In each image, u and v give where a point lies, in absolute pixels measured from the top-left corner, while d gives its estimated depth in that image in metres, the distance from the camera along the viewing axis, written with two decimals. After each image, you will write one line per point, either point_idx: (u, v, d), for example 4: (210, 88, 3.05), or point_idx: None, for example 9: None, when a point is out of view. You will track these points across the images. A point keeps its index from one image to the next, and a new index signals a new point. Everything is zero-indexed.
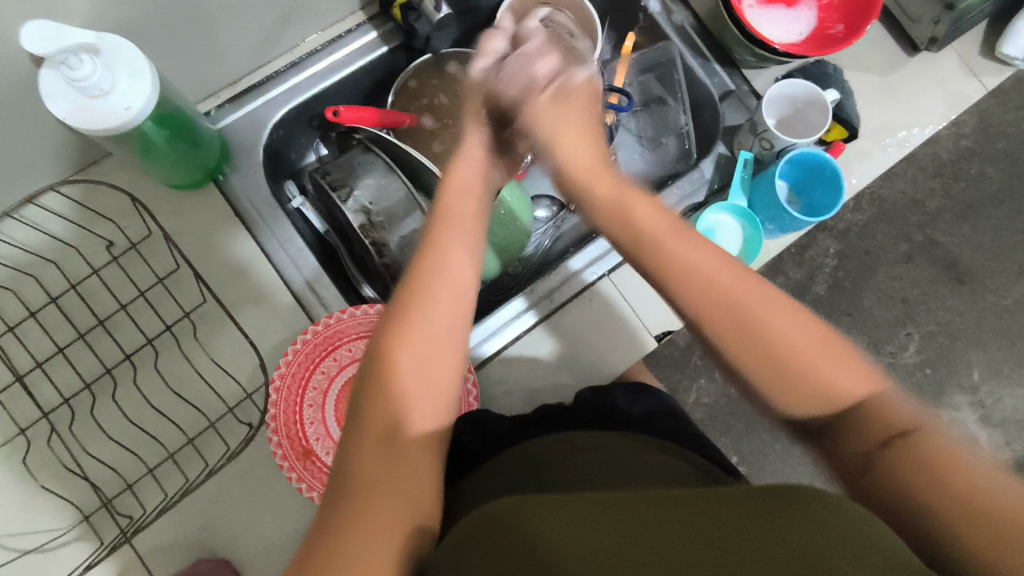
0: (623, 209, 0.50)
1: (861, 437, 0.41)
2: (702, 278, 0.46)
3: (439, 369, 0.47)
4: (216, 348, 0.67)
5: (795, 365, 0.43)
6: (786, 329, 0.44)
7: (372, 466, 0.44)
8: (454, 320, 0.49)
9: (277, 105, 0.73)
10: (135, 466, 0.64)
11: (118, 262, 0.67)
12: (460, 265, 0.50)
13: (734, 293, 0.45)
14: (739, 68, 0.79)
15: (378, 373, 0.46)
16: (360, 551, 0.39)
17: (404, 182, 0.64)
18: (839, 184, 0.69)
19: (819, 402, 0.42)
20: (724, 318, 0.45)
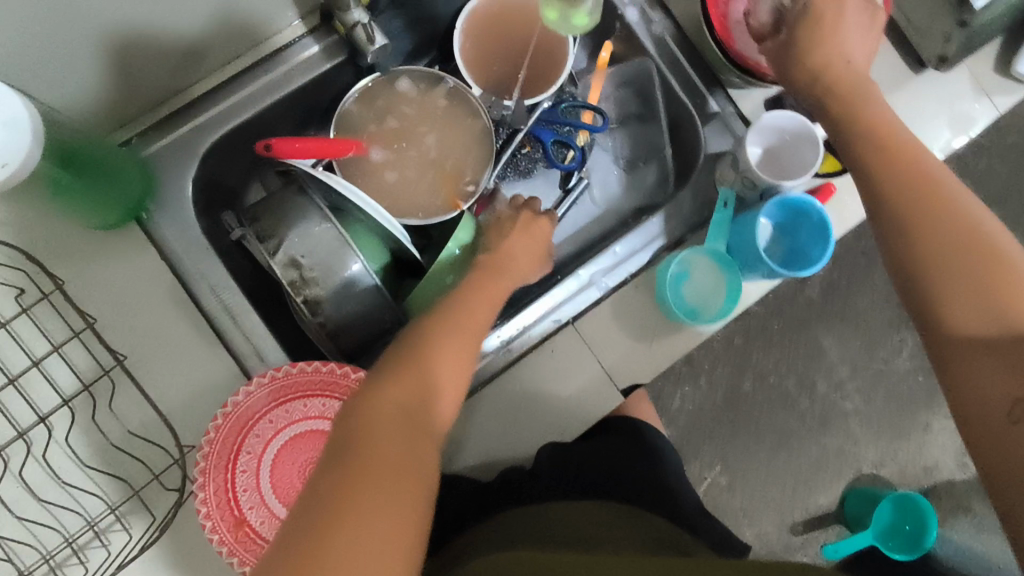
0: (894, 148, 0.54)
1: (1016, 380, 0.46)
2: (920, 188, 0.52)
3: (460, 363, 0.54)
4: (136, 411, 0.60)
5: (970, 264, 0.49)
6: (1006, 274, 0.49)
7: (386, 422, 0.47)
8: (473, 328, 0.56)
9: (206, 131, 0.65)
10: (54, 540, 0.58)
11: (27, 313, 0.59)
12: (476, 309, 0.58)
13: (958, 223, 0.50)
14: (723, 87, 0.71)
15: (415, 347, 0.53)
16: (360, 492, 0.42)
17: (339, 229, 0.58)
18: (828, 233, 0.62)
19: (990, 319, 0.48)
20: (938, 205, 0.51)
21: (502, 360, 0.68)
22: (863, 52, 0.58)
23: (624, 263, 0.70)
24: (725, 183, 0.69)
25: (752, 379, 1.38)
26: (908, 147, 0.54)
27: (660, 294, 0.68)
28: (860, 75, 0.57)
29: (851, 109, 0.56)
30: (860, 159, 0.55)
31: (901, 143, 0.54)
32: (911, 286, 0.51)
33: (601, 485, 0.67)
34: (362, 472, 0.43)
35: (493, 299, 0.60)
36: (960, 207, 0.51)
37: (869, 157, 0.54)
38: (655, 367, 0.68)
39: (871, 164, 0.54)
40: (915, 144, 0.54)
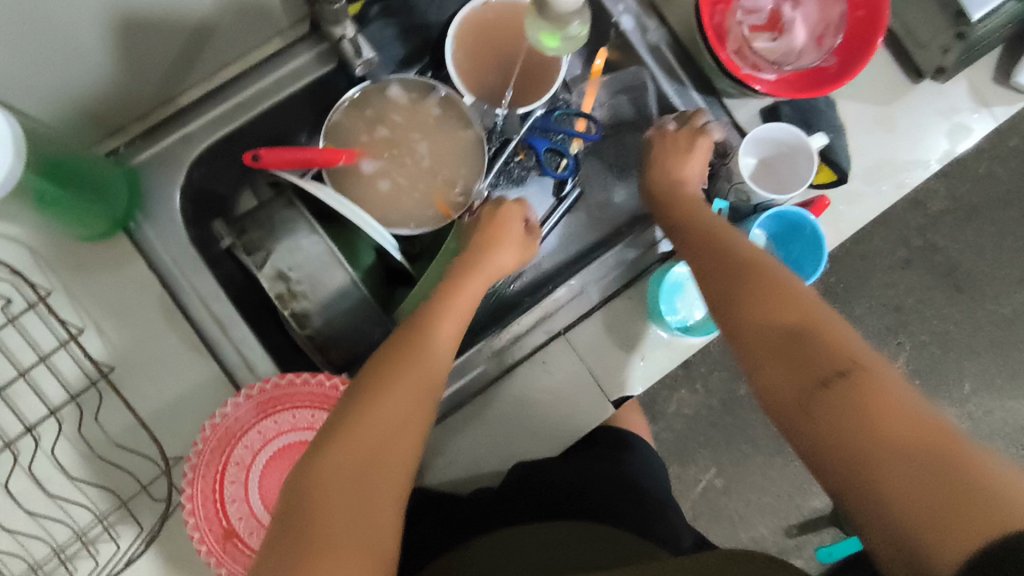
0: (709, 245, 0.57)
1: (801, 369, 0.45)
2: (704, 230, 0.59)
3: (427, 388, 0.53)
4: (123, 423, 0.60)
5: (758, 286, 0.51)
6: (805, 307, 0.48)
7: (340, 476, 0.47)
8: (442, 353, 0.55)
9: (194, 140, 0.65)
10: (41, 548, 0.58)
11: (14, 322, 0.59)
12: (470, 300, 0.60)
13: (796, 300, 0.49)
14: (719, 98, 0.70)
15: (376, 384, 0.52)
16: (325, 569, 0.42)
17: (328, 242, 0.57)
18: (821, 248, 0.62)
19: (777, 318, 0.48)
20: (714, 264, 0.55)
21: (491, 371, 0.68)
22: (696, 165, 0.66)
23: (615, 274, 0.69)
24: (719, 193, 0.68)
25: (749, 385, 1.37)
26: (702, 206, 0.63)
27: (651, 305, 0.67)
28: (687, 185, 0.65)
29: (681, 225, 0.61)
30: (676, 232, 0.61)
31: (731, 243, 0.56)
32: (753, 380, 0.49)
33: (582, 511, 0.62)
34: (320, 549, 0.43)
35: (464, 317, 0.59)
36: (732, 246, 0.56)
37: (684, 226, 0.61)
38: (647, 379, 0.68)
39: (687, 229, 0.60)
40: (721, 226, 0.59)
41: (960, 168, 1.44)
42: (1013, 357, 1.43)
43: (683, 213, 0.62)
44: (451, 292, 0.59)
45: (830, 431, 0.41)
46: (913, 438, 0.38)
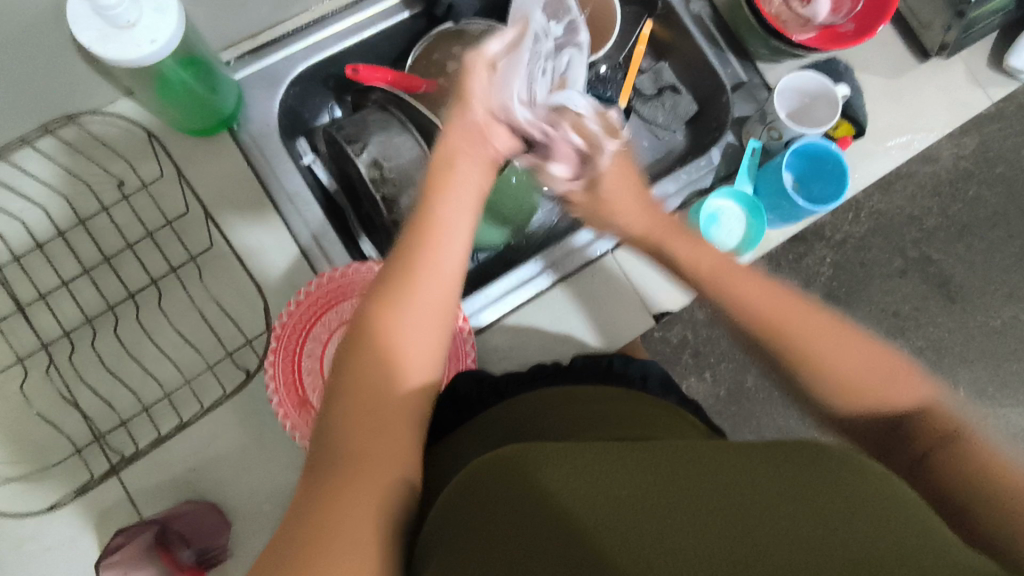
0: (710, 280, 0.57)
1: (901, 450, 0.51)
2: (819, 339, 0.52)
3: (438, 317, 0.50)
4: (219, 294, 0.67)
5: (794, 330, 0.53)
6: (856, 366, 0.51)
7: (354, 435, 0.46)
8: (447, 276, 0.50)
9: (296, 60, 0.73)
10: (131, 404, 0.64)
11: (127, 200, 0.67)
12: (447, 260, 0.50)
13: (816, 344, 0.52)
14: (752, 60, 0.81)
15: (369, 332, 0.48)
16: (335, 543, 0.40)
17: (418, 140, 0.66)
18: (845, 176, 0.71)
19: (876, 408, 0.51)
20: (814, 333, 0.53)
21: (542, 283, 0.74)
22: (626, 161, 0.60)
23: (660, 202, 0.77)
24: (753, 137, 0.77)
25: (756, 376, 1.39)
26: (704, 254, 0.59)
27: None
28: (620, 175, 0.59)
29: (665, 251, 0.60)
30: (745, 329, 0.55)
31: (707, 267, 0.58)
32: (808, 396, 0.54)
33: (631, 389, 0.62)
34: (329, 505, 0.42)
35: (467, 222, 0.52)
36: (823, 357, 0.52)
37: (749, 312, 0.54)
38: (686, 296, 0.75)
39: (775, 351, 0.53)
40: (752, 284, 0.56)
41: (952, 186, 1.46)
42: (1001, 368, 1.46)
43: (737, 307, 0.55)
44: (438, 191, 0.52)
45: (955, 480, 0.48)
46: None
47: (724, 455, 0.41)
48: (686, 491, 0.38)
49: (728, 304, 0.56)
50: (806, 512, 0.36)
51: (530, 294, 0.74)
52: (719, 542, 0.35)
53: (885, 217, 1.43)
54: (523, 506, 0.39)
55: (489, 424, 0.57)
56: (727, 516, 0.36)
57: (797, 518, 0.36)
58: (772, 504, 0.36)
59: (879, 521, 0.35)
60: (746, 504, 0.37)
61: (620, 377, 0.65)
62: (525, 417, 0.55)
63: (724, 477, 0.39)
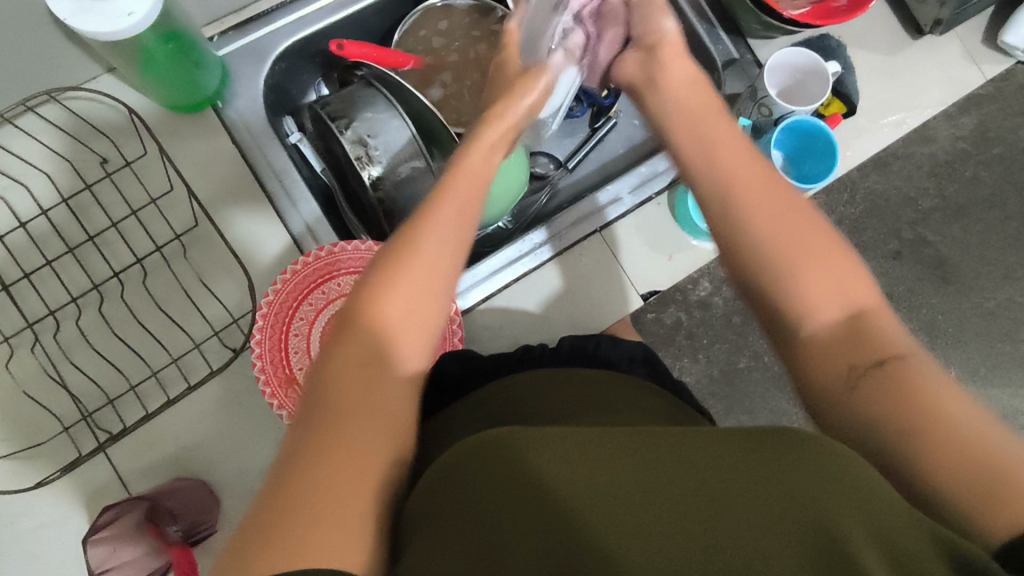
0: (702, 163, 0.52)
1: (850, 352, 0.43)
2: (786, 241, 0.47)
3: (432, 291, 0.49)
4: (206, 273, 0.67)
5: (753, 184, 0.49)
6: (798, 244, 0.46)
7: (343, 404, 0.43)
8: (446, 248, 0.50)
9: (281, 36, 0.72)
10: (119, 383, 0.64)
11: (111, 178, 0.67)
12: (446, 232, 0.50)
13: (756, 214, 0.48)
14: (743, 37, 0.80)
15: (365, 308, 0.47)
16: (312, 517, 0.38)
17: (404, 117, 0.65)
18: (834, 152, 0.71)
19: (828, 303, 0.45)
20: (796, 248, 0.46)
21: (531, 263, 0.73)
22: (680, 72, 0.59)
23: (649, 181, 0.76)
24: (743, 115, 0.77)
25: (749, 357, 1.39)
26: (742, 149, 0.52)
27: (679, 210, 0.75)
28: (683, 95, 0.58)
29: (679, 145, 0.55)
30: (743, 236, 0.48)
31: (719, 155, 0.52)
32: (740, 281, 0.49)
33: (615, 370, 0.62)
34: (302, 482, 0.39)
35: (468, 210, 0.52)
36: (793, 277, 0.46)
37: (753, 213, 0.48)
38: (673, 276, 0.76)
39: (724, 225, 0.49)
40: (745, 151, 0.52)
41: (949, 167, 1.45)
42: (993, 349, 1.46)
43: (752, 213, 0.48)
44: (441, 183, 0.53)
45: (879, 418, 0.40)
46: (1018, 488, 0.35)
47: (702, 437, 0.41)
48: (667, 476, 0.38)
49: (736, 228, 0.49)
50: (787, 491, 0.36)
51: (517, 274, 0.73)
52: (702, 534, 0.36)
53: (880, 197, 1.42)
54: (509, 499, 0.39)
55: (476, 406, 0.57)
56: (710, 507, 0.36)
57: (780, 503, 0.36)
58: (749, 493, 0.36)
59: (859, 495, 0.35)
60: (727, 491, 0.37)
61: (606, 357, 0.65)
62: (511, 400, 0.55)
63: (704, 463, 0.38)
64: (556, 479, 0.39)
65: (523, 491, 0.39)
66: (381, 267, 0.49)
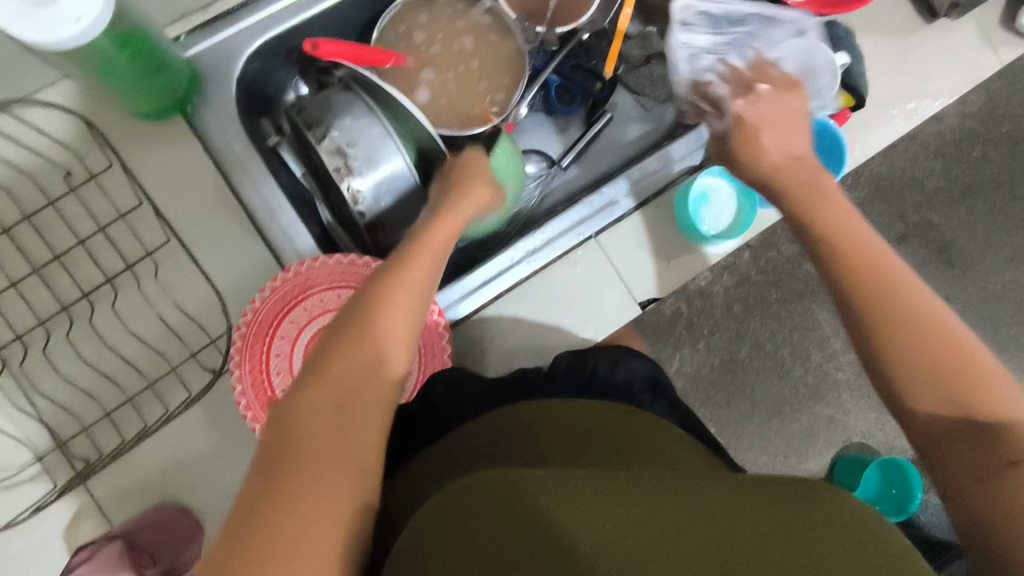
0: (828, 233, 0.54)
1: (977, 456, 0.44)
2: (935, 364, 0.46)
3: (416, 305, 0.52)
4: (179, 291, 0.63)
5: (885, 273, 0.50)
6: (936, 342, 0.46)
7: (319, 422, 0.43)
8: (427, 268, 0.53)
9: (252, 34, 0.67)
10: (92, 410, 0.61)
11: (75, 193, 0.63)
12: (430, 250, 0.54)
13: (894, 295, 0.49)
14: (746, 25, 0.75)
15: (359, 320, 0.49)
16: (292, 533, 0.36)
17: (385, 123, 0.61)
18: (841, 152, 0.67)
19: (945, 399, 0.45)
20: (934, 340, 0.47)
21: (525, 271, 0.70)
22: (782, 153, 0.60)
23: (646, 182, 0.73)
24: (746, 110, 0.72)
25: (750, 347, 1.32)
26: (853, 234, 0.53)
27: (680, 214, 0.71)
28: (792, 175, 0.59)
29: (789, 201, 0.57)
30: (867, 339, 0.49)
31: (841, 223, 0.54)
32: (877, 366, 0.48)
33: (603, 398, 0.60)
34: (283, 495, 0.37)
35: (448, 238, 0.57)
36: (909, 352, 0.47)
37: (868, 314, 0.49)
38: (672, 283, 0.72)
39: (855, 295, 0.50)
40: (854, 227, 0.54)
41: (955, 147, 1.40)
42: (993, 333, 1.44)
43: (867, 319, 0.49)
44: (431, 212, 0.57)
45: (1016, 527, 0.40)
46: None
47: (714, 492, 0.40)
48: (688, 525, 0.37)
49: (868, 303, 0.49)
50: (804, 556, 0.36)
51: (510, 283, 0.70)
52: None
53: (885, 179, 1.37)
54: (520, 532, 0.37)
55: (468, 440, 0.55)
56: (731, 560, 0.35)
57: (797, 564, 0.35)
58: (768, 550, 0.36)
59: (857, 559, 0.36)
60: (746, 545, 0.36)
61: (606, 380, 0.62)
62: (506, 433, 0.54)
63: (721, 515, 0.38)
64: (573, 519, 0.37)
65: (538, 528, 0.37)
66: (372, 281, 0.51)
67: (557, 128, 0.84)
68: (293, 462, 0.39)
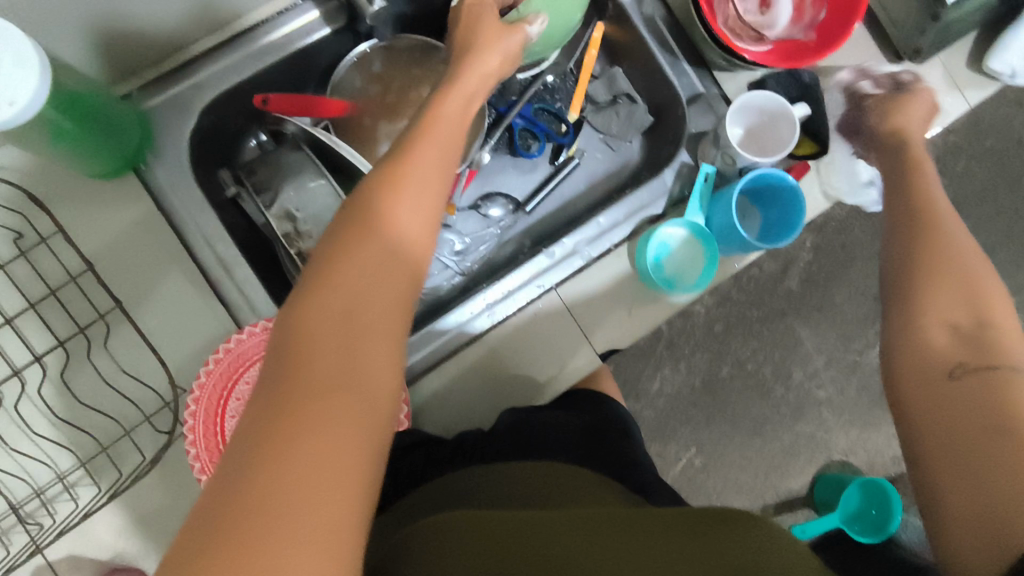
0: (941, 255, 0.58)
1: (970, 422, 0.48)
2: (966, 295, 0.56)
3: (427, 207, 0.46)
4: (132, 354, 0.63)
5: (956, 264, 0.57)
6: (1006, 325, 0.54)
7: (324, 339, 0.39)
8: (437, 175, 0.48)
9: (204, 90, 0.67)
10: (46, 475, 0.61)
11: (25, 256, 0.62)
12: (441, 154, 0.48)
13: (983, 279, 0.57)
14: (708, 69, 0.74)
15: (361, 221, 0.43)
16: (300, 475, 0.33)
17: (335, 186, 0.61)
18: (799, 206, 0.65)
19: (946, 362, 0.52)
20: (1004, 318, 0.54)
21: (486, 323, 0.70)
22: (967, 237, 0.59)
23: (607, 234, 0.72)
24: (707, 160, 0.72)
25: (732, 365, 1.31)
26: (961, 247, 0.59)
27: (640, 264, 0.71)
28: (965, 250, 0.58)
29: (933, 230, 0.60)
30: (916, 259, 0.59)
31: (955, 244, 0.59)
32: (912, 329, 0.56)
33: (561, 452, 0.61)
34: (285, 432, 0.34)
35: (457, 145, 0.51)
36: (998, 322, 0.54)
37: (896, 256, 0.61)
38: (632, 335, 0.72)
39: (961, 266, 0.57)
40: (982, 263, 0.58)
41: (938, 163, 1.38)
42: None
43: (923, 252, 0.59)
44: (435, 111, 0.51)
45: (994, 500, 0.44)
46: None
47: (684, 528, 0.46)
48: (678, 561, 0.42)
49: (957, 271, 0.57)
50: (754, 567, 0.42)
51: (474, 333, 0.70)
52: None
53: None
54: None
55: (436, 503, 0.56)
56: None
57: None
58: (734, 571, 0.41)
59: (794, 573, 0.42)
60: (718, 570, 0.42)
61: (562, 439, 0.63)
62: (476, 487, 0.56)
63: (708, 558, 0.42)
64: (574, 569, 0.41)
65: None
66: (376, 180, 0.45)
67: (525, 169, 0.82)
68: (295, 393, 0.36)
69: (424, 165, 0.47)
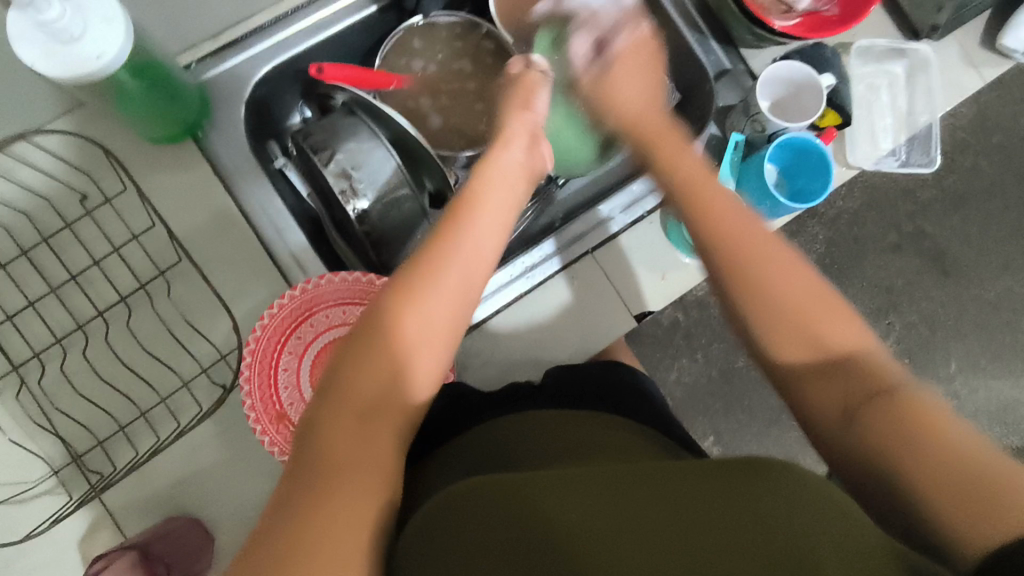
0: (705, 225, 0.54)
1: (838, 392, 0.47)
2: (803, 323, 0.50)
3: (444, 322, 0.50)
4: (190, 310, 0.66)
5: (751, 258, 0.52)
6: (797, 302, 0.50)
7: (342, 438, 0.44)
8: (458, 289, 0.51)
9: (260, 61, 0.70)
10: (107, 424, 0.63)
11: (91, 216, 0.65)
12: (463, 269, 0.52)
13: (766, 259, 0.52)
14: (734, 46, 0.78)
15: (376, 334, 0.48)
16: (322, 540, 0.38)
17: (390, 148, 0.64)
18: (826, 168, 0.70)
19: (814, 349, 0.49)
20: (809, 310, 0.50)
21: (524, 286, 0.73)
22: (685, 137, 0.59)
23: (640, 201, 0.75)
24: (737, 129, 0.75)
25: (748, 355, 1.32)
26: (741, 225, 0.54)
27: (672, 232, 0.74)
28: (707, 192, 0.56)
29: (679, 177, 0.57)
30: (746, 325, 0.52)
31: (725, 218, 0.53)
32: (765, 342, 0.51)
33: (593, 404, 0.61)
34: (309, 506, 0.40)
35: (486, 248, 0.54)
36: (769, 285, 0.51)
37: (765, 336, 0.50)
38: (666, 296, 0.74)
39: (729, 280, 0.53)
40: (762, 236, 0.54)
41: (947, 157, 1.39)
42: (994, 340, 1.39)
43: (765, 325, 0.50)
44: (459, 212, 0.55)
45: (879, 444, 0.43)
46: (952, 466, 0.40)
47: (683, 467, 0.43)
48: (653, 501, 0.40)
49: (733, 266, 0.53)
50: (760, 510, 0.38)
51: (513, 295, 0.72)
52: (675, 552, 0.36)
53: (878, 190, 1.36)
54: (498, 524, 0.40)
55: (466, 450, 0.56)
56: (685, 522, 0.38)
57: (748, 529, 0.37)
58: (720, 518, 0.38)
59: (826, 521, 0.37)
60: (710, 516, 0.38)
61: (591, 394, 0.63)
62: (500, 442, 0.55)
63: (694, 501, 0.39)
64: (547, 511, 0.40)
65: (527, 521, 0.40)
66: (397, 287, 0.50)
67: None
68: (321, 479, 0.42)
69: (442, 279, 0.51)
